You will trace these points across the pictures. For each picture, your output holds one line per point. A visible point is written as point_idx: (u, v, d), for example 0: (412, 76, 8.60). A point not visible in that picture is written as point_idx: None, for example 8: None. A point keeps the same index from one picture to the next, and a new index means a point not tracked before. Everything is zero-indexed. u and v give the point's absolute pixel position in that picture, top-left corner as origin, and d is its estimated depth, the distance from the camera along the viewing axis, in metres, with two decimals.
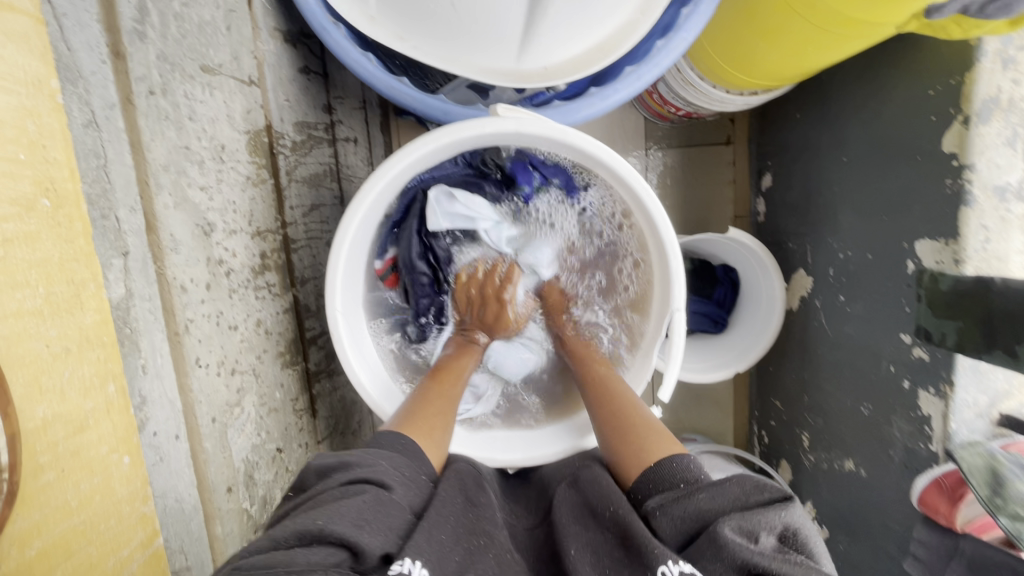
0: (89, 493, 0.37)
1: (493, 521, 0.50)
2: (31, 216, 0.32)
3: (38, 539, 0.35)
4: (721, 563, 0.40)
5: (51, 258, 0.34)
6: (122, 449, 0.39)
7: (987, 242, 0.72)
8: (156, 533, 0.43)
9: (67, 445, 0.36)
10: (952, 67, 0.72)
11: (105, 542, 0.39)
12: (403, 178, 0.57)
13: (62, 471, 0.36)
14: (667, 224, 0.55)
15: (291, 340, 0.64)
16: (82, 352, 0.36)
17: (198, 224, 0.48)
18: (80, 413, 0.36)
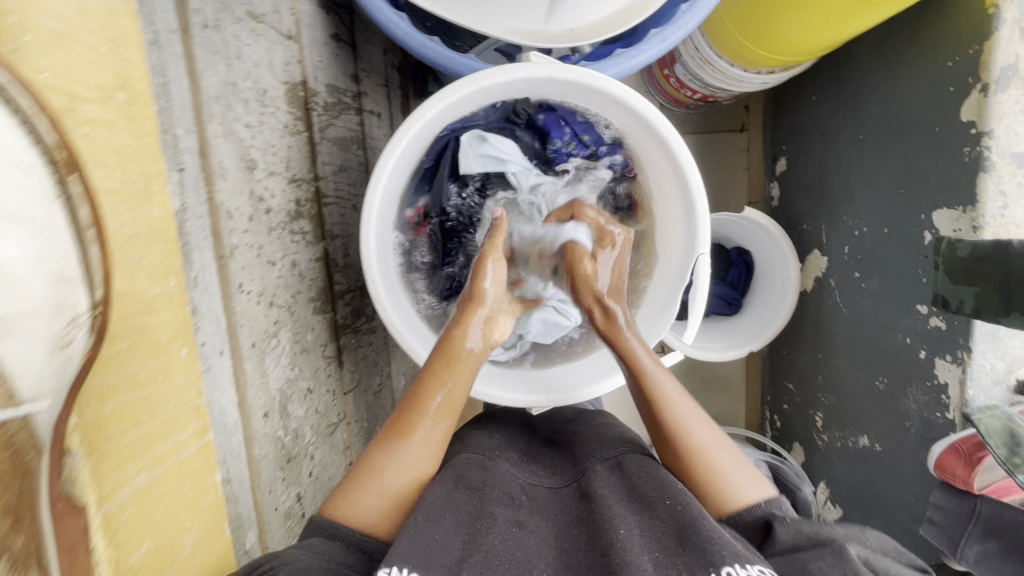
0: (154, 371, 0.40)
1: (500, 501, 0.52)
2: (110, 105, 0.36)
3: (110, 400, 0.37)
4: (838, 570, 0.42)
5: (125, 147, 0.37)
6: (180, 339, 0.42)
7: (1004, 208, 0.73)
8: (207, 428, 0.45)
9: (137, 322, 0.38)
10: (970, 38, 0.73)
11: (167, 421, 0.41)
12: (438, 124, 0.59)
13: (133, 345, 0.38)
14: (693, 170, 0.57)
15: (322, 289, 0.66)
16: (149, 240, 0.39)
17: (243, 158, 0.50)
18: (147, 296, 0.39)
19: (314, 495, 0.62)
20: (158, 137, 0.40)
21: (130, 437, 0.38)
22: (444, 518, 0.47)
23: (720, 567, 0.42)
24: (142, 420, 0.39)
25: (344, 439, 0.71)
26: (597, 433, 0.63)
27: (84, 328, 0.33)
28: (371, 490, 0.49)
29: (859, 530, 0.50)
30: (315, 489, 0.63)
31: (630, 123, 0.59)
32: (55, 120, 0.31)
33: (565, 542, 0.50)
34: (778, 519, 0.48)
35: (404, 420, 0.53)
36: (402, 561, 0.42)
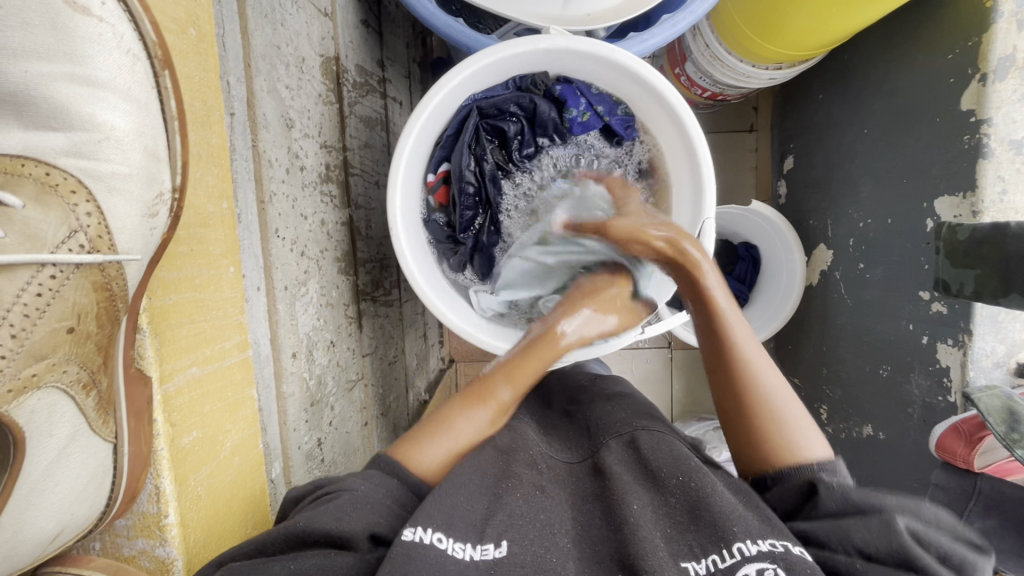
0: (207, 279, 0.46)
1: (522, 463, 0.53)
2: (183, 37, 0.43)
3: (172, 293, 0.44)
4: (877, 537, 0.42)
5: (192, 79, 0.44)
6: (230, 257, 0.49)
7: (1004, 192, 0.75)
8: (248, 344, 0.52)
9: (197, 233, 0.45)
10: (970, 30, 0.76)
11: (214, 327, 0.48)
12: (461, 92, 0.62)
13: (192, 250, 0.45)
14: (699, 135, 0.60)
15: (346, 252, 0.70)
16: (206, 163, 0.46)
17: (283, 116, 0.54)
18: (204, 212, 0.46)
19: (333, 445, 0.65)
20: (218, 75, 0.47)
21: (183, 330, 0.45)
22: (468, 483, 0.48)
23: (732, 543, 0.43)
24: (197, 318, 0.46)
25: (361, 399, 0.74)
26: (608, 403, 0.65)
27: (167, 205, 0.42)
28: (430, 445, 0.51)
29: (916, 503, 0.46)
30: (333, 440, 0.66)
31: (640, 94, 0.63)
32: (156, 22, 0.40)
33: (580, 514, 0.49)
34: (827, 482, 0.47)
35: (481, 388, 0.55)
36: (428, 522, 0.43)
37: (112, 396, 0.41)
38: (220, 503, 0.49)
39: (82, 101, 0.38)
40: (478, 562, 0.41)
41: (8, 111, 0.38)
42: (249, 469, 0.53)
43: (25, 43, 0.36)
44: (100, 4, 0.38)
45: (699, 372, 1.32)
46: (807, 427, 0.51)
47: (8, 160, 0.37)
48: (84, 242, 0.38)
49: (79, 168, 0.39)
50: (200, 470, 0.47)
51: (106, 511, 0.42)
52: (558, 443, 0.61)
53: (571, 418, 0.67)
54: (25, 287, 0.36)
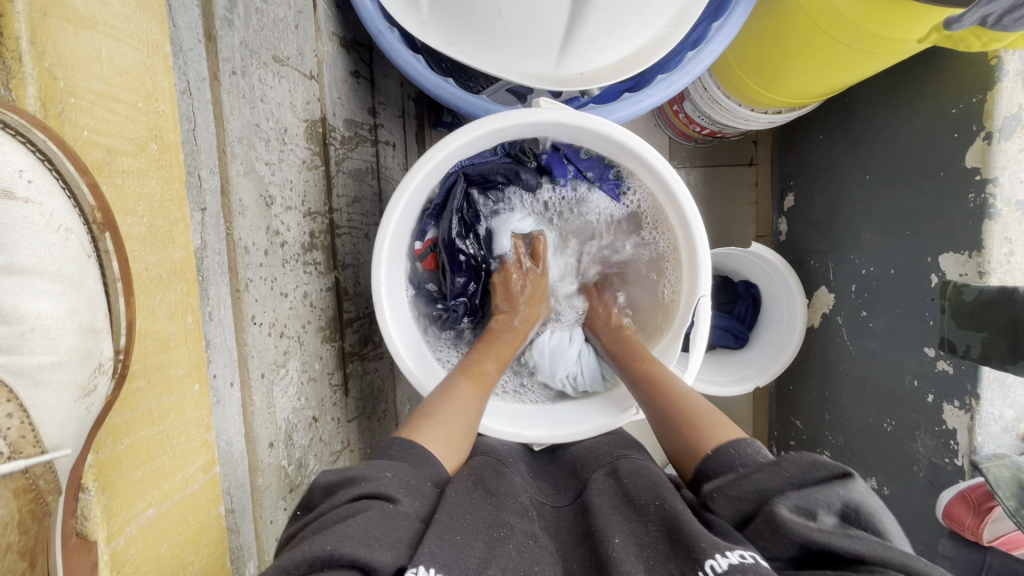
0: (166, 407, 0.45)
1: (513, 511, 0.51)
2: (143, 155, 0.42)
3: (125, 438, 0.42)
4: (778, 541, 0.41)
5: (154, 195, 0.43)
6: (194, 374, 0.47)
7: (1010, 254, 0.73)
8: (213, 463, 0.50)
9: (154, 361, 0.44)
10: (974, 87, 0.74)
11: (176, 456, 0.46)
12: (450, 162, 0.60)
13: (149, 382, 0.44)
14: (693, 209, 0.59)
15: (331, 318, 0.68)
16: (170, 281, 0.45)
17: (262, 195, 0.52)
18: (165, 334, 0.44)
19: None
20: (184, 183, 0.46)
21: (140, 471, 0.44)
22: (466, 526, 0.45)
23: (704, 561, 0.41)
24: (153, 455, 0.44)
25: (346, 466, 0.71)
26: (608, 442, 0.62)
27: (106, 374, 0.39)
28: (421, 438, 0.53)
29: (781, 460, 0.46)
30: None
31: (635, 166, 0.61)
32: (94, 184, 0.38)
33: (568, 560, 0.48)
34: (715, 496, 0.47)
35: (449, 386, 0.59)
36: (431, 562, 0.40)
37: (56, 565, 0.37)
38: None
39: (3, 291, 0.35)
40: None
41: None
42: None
43: None
44: (26, 181, 0.35)
45: None
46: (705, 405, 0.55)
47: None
48: (4, 446, 0.35)
49: (0, 363, 0.35)
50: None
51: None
52: (547, 486, 0.59)
53: (564, 459, 0.64)
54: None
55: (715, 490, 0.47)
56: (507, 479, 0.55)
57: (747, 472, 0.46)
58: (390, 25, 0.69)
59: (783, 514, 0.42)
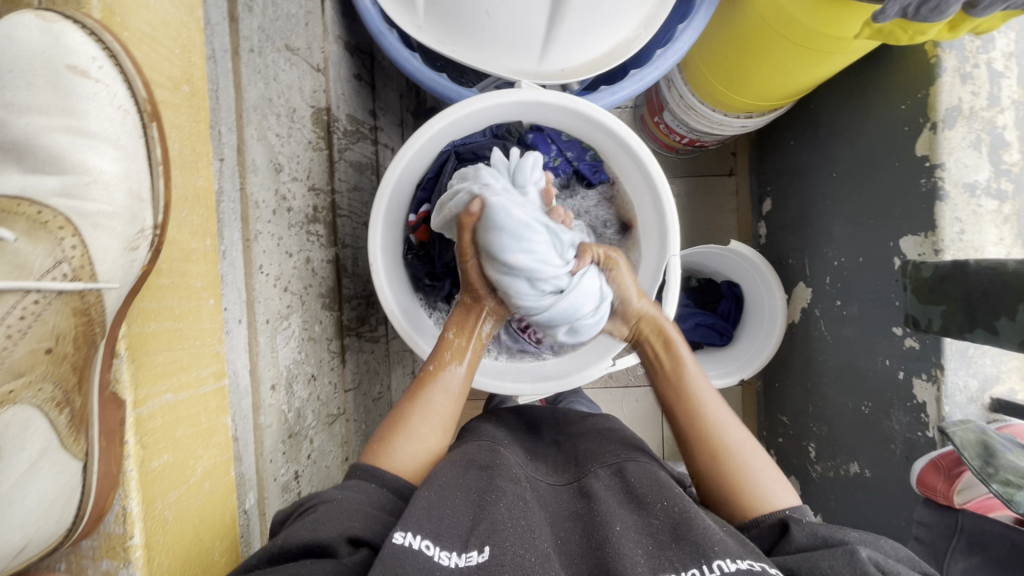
0: (186, 310, 0.49)
1: (506, 477, 0.54)
2: (177, 93, 0.48)
3: (152, 321, 0.47)
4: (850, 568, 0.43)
5: (185, 129, 0.49)
6: (211, 290, 0.51)
7: (962, 232, 0.79)
8: (224, 374, 0.53)
9: (179, 266, 0.49)
10: (919, 83, 0.82)
11: (193, 354, 0.49)
12: (442, 138, 0.67)
13: (173, 282, 0.48)
14: (662, 178, 0.65)
15: (331, 289, 0.72)
16: (195, 203, 0.50)
17: (272, 161, 0.58)
18: (188, 247, 0.49)
19: (310, 479, 0.66)
20: (209, 126, 0.51)
21: (161, 355, 0.47)
22: (453, 498, 0.50)
23: (711, 560, 0.44)
24: (174, 347, 0.48)
25: (342, 433, 0.74)
26: (599, 437, 0.65)
27: (147, 240, 0.46)
28: (402, 439, 0.57)
29: (875, 537, 0.49)
30: (312, 474, 0.66)
31: (609, 143, 0.67)
32: (147, 82, 0.45)
33: (558, 530, 0.51)
34: (796, 519, 0.49)
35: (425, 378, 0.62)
36: (417, 527, 0.45)
37: (88, 414, 0.43)
38: (188, 527, 0.49)
39: (75, 149, 0.44)
40: (463, 568, 0.43)
41: (11, 156, 0.44)
42: (219, 497, 0.53)
43: (31, 101, 0.43)
44: (97, 67, 0.43)
45: None
46: (772, 472, 0.56)
47: (7, 198, 0.43)
48: (69, 271, 0.43)
49: (68, 207, 0.44)
50: (167, 495, 0.47)
51: (72, 529, 0.42)
52: (544, 467, 0.61)
53: (562, 448, 0.66)
54: (10, 311, 0.40)
55: (796, 517, 0.50)
56: (502, 454, 0.58)
57: (840, 528, 0.48)
58: (390, 27, 0.77)
59: (867, 564, 0.43)
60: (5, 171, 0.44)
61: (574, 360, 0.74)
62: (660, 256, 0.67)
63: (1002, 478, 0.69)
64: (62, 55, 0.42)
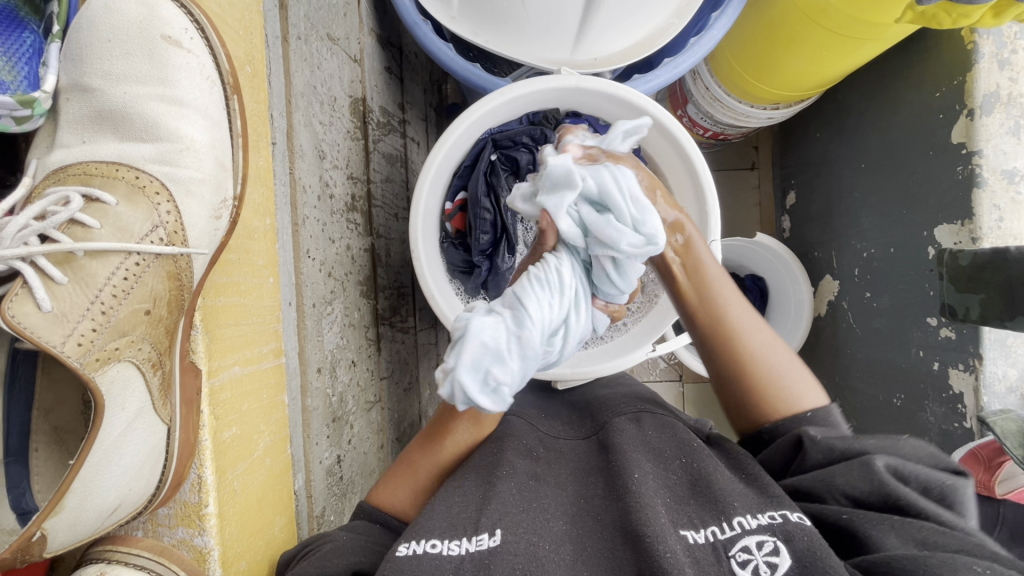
0: (249, 286, 0.50)
1: (517, 452, 0.56)
2: (239, 74, 0.49)
3: (222, 296, 0.48)
4: (865, 482, 0.45)
5: (248, 109, 0.50)
6: (270, 268, 0.53)
7: (1001, 220, 0.78)
8: (283, 351, 0.55)
9: (244, 244, 0.50)
10: (955, 70, 0.81)
11: (253, 331, 0.51)
12: (486, 123, 0.67)
13: (239, 258, 0.49)
14: (703, 167, 0.65)
15: (368, 277, 0.73)
16: (256, 183, 0.51)
17: (316, 148, 0.59)
18: (250, 226, 0.50)
19: (351, 463, 0.66)
20: (266, 108, 0.52)
21: (229, 329, 0.48)
22: (463, 484, 0.53)
23: (732, 517, 0.45)
24: (241, 321, 0.49)
25: (377, 420, 0.75)
26: (622, 394, 0.66)
27: (229, 211, 0.47)
28: (405, 488, 0.57)
29: (894, 440, 0.48)
30: (352, 459, 0.66)
31: (648, 131, 0.67)
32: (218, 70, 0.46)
33: (581, 488, 0.53)
34: (810, 435, 0.50)
35: (440, 428, 0.59)
36: (424, 534, 0.47)
37: (171, 381, 0.44)
38: (252, 501, 0.51)
39: (170, 116, 0.44)
40: (476, 552, 0.45)
41: (108, 125, 0.45)
42: (277, 472, 0.54)
43: (128, 71, 0.45)
44: (190, 38, 0.45)
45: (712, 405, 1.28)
46: (802, 378, 0.56)
47: (106, 165, 0.44)
48: (163, 236, 0.44)
49: (163, 172, 0.44)
50: (236, 466, 0.49)
51: (157, 493, 0.44)
52: (561, 424, 0.64)
53: (579, 406, 0.68)
54: (115, 272, 0.41)
55: (808, 432, 0.50)
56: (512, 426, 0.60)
57: (856, 437, 0.49)
58: (423, 18, 0.77)
59: (883, 473, 0.45)
60: (101, 139, 0.45)
61: (616, 346, 0.76)
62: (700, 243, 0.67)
63: None
64: (157, 26, 0.45)
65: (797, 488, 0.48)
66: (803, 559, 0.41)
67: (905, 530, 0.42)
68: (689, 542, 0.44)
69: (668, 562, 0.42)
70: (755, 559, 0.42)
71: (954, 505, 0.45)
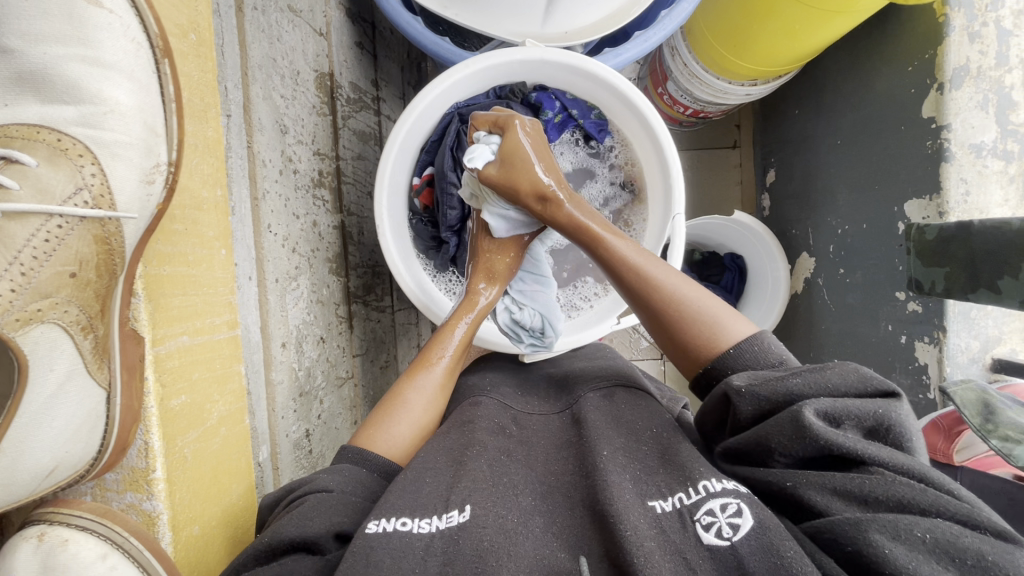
0: (198, 257, 0.50)
1: (486, 431, 0.56)
2: (184, 41, 0.48)
3: (166, 265, 0.49)
4: (798, 440, 0.42)
5: (190, 77, 0.49)
6: (222, 240, 0.53)
7: (967, 194, 0.79)
8: (238, 323, 0.55)
9: (191, 214, 0.50)
10: (927, 43, 0.81)
11: (205, 303, 0.51)
12: (451, 97, 0.66)
13: (186, 228, 0.50)
14: (669, 141, 0.65)
15: (338, 253, 0.73)
16: (205, 152, 0.51)
17: (278, 122, 0.59)
18: (199, 198, 0.51)
19: (321, 438, 0.67)
20: (215, 79, 0.52)
21: (178, 300, 0.49)
22: (434, 465, 0.52)
23: (697, 483, 0.45)
24: (189, 292, 0.49)
25: (351, 396, 0.76)
26: (593, 367, 0.67)
27: (162, 175, 0.46)
28: (398, 421, 0.57)
29: (823, 368, 0.45)
30: (323, 433, 0.67)
31: (615, 105, 0.67)
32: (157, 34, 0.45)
33: (550, 464, 0.53)
34: (735, 390, 0.47)
35: (425, 359, 0.62)
36: (389, 511, 0.45)
37: (109, 346, 0.45)
38: (206, 468, 0.52)
39: (91, 79, 0.44)
40: (444, 530, 0.45)
41: (29, 87, 0.44)
42: (234, 443, 0.55)
43: (46, 30, 0.43)
44: None
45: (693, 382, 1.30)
46: (726, 311, 0.53)
47: (26, 127, 0.43)
48: (88, 199, 0.44)
49: (86, 135, 0.44)
50: (187, 433, 0.50)
51: (98, 458, 0.45)
52: (535, 400, 0.64)
53: (551, 379, 0.68)
54: (34, 234, 0.41)
55: (733, 385, 0.47)
56: (481, 405, 0.60)
57: (783, 377, 0.45)
58: None
59: (814, 424, 0.42)
60: (23, 103, 0.44)
61: (583, 320, 0.78)
62: (665, 218, 0.67)
63: (1002, 433, 0.66)
64: None
65: (736, 446, 0.46)
66: (764, 521, 0.41)
67: (846, 486, 0.40)
68: (656, 513, 0.44)
69: (629, 537, 0.42)
70: (718, 522, 0.42)
71: (893, 433, 0.42)
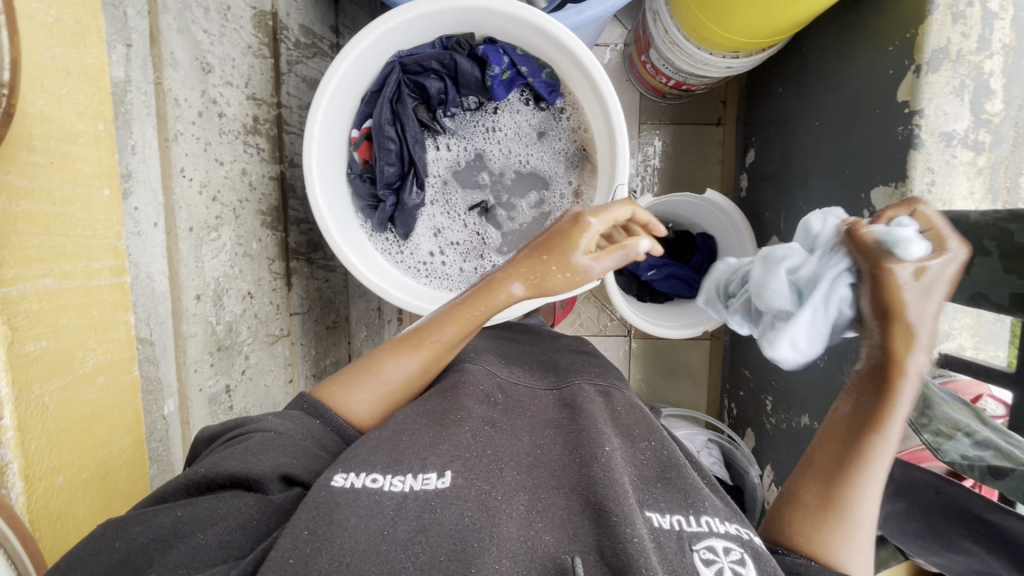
0: (69, 195, 0.47)
1: (473, 398, 0.53)
2: None
3: (20, 200, 0.43)
4: None
5: None
6: (103, 178, 0.49)
7: (932, 184, 0.75)
8: (124, 270, 0.53)
9: (59, 146, 0.45)
10: (909, 22, 0.77)
11: (79, 245, 0.48)
12: (388, 43, 0.62)
13: (50, 162, 0.45)
14: (615, 103, 0.61)
15: (275, 207, 0.71)
16: (80, 82, 0.46)
17: (198, 59, 0.56)
18: (72, 128, 0.46)
19: (245, 394, 0.68)
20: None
21: (37, 241, 0.44)
22: (411, 426, 0.49)
23: (700, 515, 0.43)
24: (54, 232, 0.46)
25: (285, 354, 0.75)
26: (579, 357, 0.65)
27: None
28: (361, 385, 0.54)
29: None
30: (247, 390, 0.68)
31: (565, 64, 0.63)
32: None
33: (539, 439, 0.49)
34: None
35: (414, 336, 0.57)
36: (363, 466, 0.43)
37: None
38: (74, 419, 0.50)
39: None
40: (420, 491, 0.42)
41: None
42: (117, 393, 0.54)
43: None
44: None
45: (656, 360, 1.29)
46: (865, 541, 0.46)
47: None
48: None
49: None
50: (49, 380, 0.47)
51: None
52: (522, 372, 0.61)
53: (540, 360, 0.65)
54: None
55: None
56: (469, 369, 0.56)
57: None
58: None
59: None
60: None
61: None
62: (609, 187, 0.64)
63: (934, 428, 0.63)
64: None
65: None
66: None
67: None
68: (654, 526, 0.42)
69: (634, 542, 0.39)
70: (719, 561, 0.40)
71: None
